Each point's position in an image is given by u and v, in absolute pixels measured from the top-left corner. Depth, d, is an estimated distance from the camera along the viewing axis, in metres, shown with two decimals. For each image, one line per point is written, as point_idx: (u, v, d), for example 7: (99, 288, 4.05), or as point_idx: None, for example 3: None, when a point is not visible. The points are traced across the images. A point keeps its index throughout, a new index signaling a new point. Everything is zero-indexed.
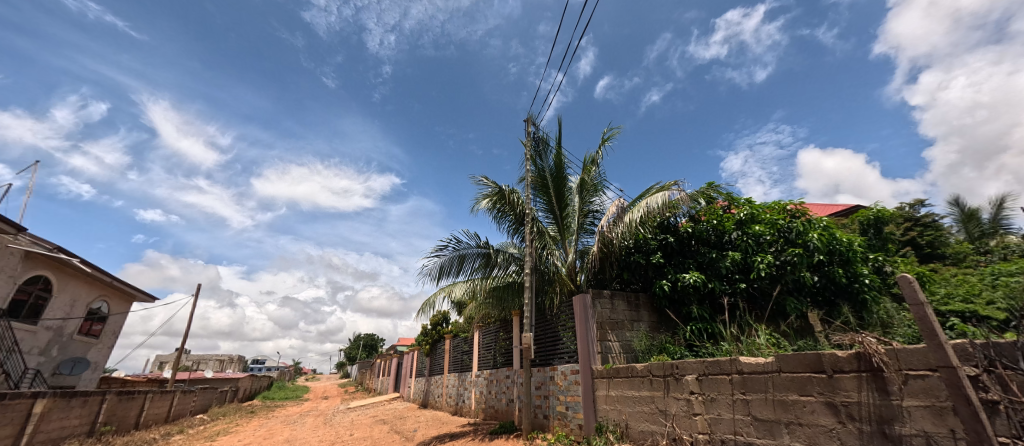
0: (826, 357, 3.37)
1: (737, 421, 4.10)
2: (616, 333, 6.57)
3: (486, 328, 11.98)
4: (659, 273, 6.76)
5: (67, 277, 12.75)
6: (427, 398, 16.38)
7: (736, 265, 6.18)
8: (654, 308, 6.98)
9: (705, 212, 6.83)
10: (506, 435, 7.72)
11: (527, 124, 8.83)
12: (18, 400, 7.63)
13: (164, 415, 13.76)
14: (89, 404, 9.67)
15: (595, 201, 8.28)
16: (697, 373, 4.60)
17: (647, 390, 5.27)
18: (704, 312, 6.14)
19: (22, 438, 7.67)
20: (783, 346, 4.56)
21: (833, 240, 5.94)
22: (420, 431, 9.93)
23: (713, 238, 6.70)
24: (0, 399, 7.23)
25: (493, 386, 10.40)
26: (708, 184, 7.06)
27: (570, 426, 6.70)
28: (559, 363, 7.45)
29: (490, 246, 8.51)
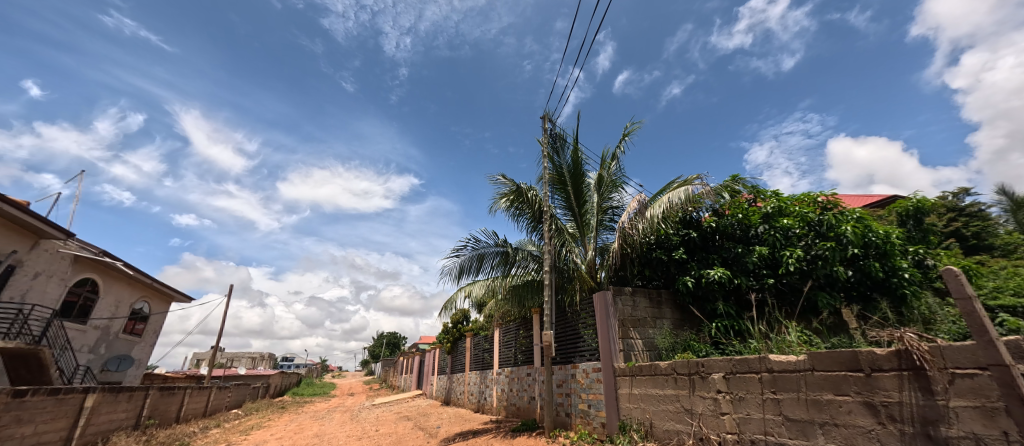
0: (863, 355, 3.21)
1: (767, 421, 3.97)
2: (638, 331, 6.46)
3: (506, 326, 12.00)
4: (682, 270, 6.62)
5: (111, 279, 13.47)
6: (449, 395, 16.56)
7: (764, 260, 5.97)
8: (677, 305, 6.84)
9: (729, 206, 6.64)
10: (529, 432, 7.72)
11: (544, 121, 8.79)
12: (71, 394, 8.09)
13: (201, 410, 14.36)
14: (134, 399, 10.19)
15: (614, 197, 8.15)
16: (723, 371, 4.48)
17: (672, 388, 5.16)
18: (730, 309, 5.95)
19: (76, 430, 8.14)
20: (815, 343, 4.37)
21: (869, 232, 5.64)
22: (443, 428, 10.03)
23: (738, 233, 6.51)
24: (56, 393, 7.71)
25: (515, 384, 10.41)
26: (732, 177, 6.85)
27: (592, 424, 6.63)
28: (580, 360, 7.39)
29: (509, 244, 8.51)
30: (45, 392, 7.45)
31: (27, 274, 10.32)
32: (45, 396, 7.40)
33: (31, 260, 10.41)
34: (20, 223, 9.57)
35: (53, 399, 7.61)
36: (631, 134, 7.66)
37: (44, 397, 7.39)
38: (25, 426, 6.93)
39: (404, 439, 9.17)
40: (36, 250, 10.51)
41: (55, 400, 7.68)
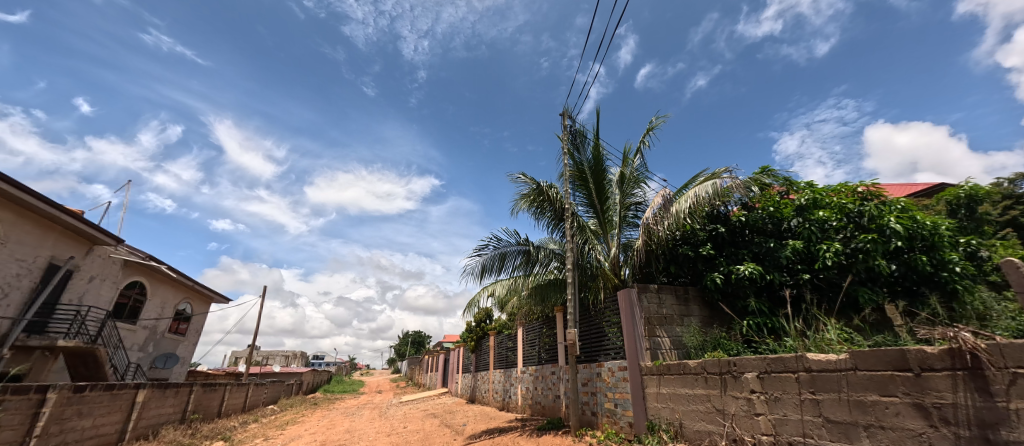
0: (911, 354, 3.03)
1: (806, 422, 3.80)
2: (665, 328, 6.31)
3: (529, 325, 11.98)
4: (710, 266, 6.42)
5: (157, 282, 14.22)
6: (474, 393, 16.67)
7: (798, 254, 5.72)
8: (705, 302, 6.64)
9: (759, 199, 6.40)
10: (554, 431, 7.68)
11: (564, 118, 8.70)
12: (124, 390, 8.60)
13: (240, 405, 14.99)
14: (180, 394, 10.74)
15: (637, 193, 8.00)
16: (757, 371, 4.32)
17: (702, 388, 5.02)
18: (762, 306, 5.72)
19: (129, 424, 8.63)
20: (857, 341, 4.15)
21: (915, 223, 5.30)
22: (469, 425, 10.10)
23: (769, 227, 6.27)
24: (110, 388, 8.19)
25: (539, 382, 10.37)
26: (761, 169, 6.58)
27: (619, 424, 6.53)
28: (605, 359, 7.29)
29: (530, 243, 8.48)
30: (102, 387, 7.93)
31: (84, 278, 11.00)
32: (101, 391, 7.88)
33: (86, 265, 11.09)
34: (76, 231, 10.22)
35: (108, 394, 8.09)
36: (655, 128, 7.48)
37: (101, 392, 7.86)
38: (85, 419, 7.39)
39: (431, 436, 9.28)
40: (91, 256, 11.19)
41: (110, 395, 8.16)
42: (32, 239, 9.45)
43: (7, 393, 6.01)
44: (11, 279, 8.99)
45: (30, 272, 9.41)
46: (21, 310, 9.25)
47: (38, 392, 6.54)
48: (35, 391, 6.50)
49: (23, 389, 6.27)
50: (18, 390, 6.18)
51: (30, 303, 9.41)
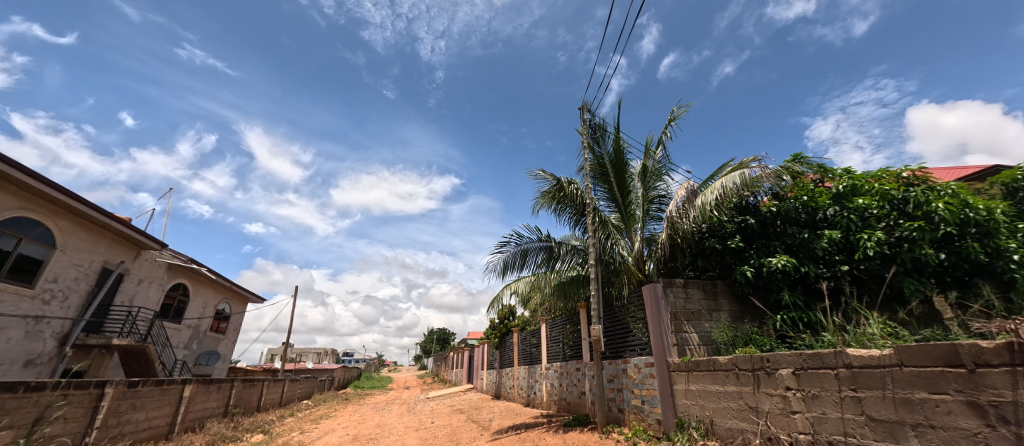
0: (964, 348, 2.83)
1: (847, 421, 3.63)
2: (693, 324, 6.15)
3: (553, 321, 11.92)
4: (740, 259, 6.19)
5: (199, 283, 14.92)
6: (499, 389, 16.77)
7: (836, 244, 5.45)
8: (735, 296, 6.42)
9: (791, 188, 6.13)
10: (580, 427, 7.63)
11: (583, 111, 8.57)
12: (173, 385, 9.04)
13: (277, 400, 15.61)
14: (223, 389, 11.25)
15: (660, 186, 7.80)
16: (793, 367, 4.15)
17: (734, 385, 4.87)
18: (797, 300, 5.48)
19: (177, 417, 9.09)
20: (903, 336, 3.92)
21: (968, 209, 4.93)
22: (495, 421, 10.16)
23: (803, 218, 5.99)
24: (161, 383, 8.63)
25: (564, 379, 10.32)
26: (793, 156, 6.28)
27: (647, 421, 6.41)
28: (631, 355, 7.17)
29: (552, 239, 8.43)
30: (152, 383, 8.38)
31: (134, 280, 11.65)
32: (152, 386, 8.32)
33: (136, 268, 11.72)
34: (125, 237, 10.80)
35: (159, 389, 8.54)
36: (677, 118, 7.27)
37: (152, 387, 8.31)
38: (138, 412, 7.84)
39: (458, 431, 9.38)
40: (139, 259, 11.82)
41: (161, 390, 8.61)
42: (87, 246, 10.05)
43: (71, 388, 6.43)
44: (70, 283, 9.62)
45: (87, 276, 10.04)
46: (79, 311, 9.90)
47: (98, 386, 6.95)
48: (95, 386, 6.91)
49: (84, 384, 6.68)
50: (78, 385, 6.58)
51: (88, 305, 10.05)
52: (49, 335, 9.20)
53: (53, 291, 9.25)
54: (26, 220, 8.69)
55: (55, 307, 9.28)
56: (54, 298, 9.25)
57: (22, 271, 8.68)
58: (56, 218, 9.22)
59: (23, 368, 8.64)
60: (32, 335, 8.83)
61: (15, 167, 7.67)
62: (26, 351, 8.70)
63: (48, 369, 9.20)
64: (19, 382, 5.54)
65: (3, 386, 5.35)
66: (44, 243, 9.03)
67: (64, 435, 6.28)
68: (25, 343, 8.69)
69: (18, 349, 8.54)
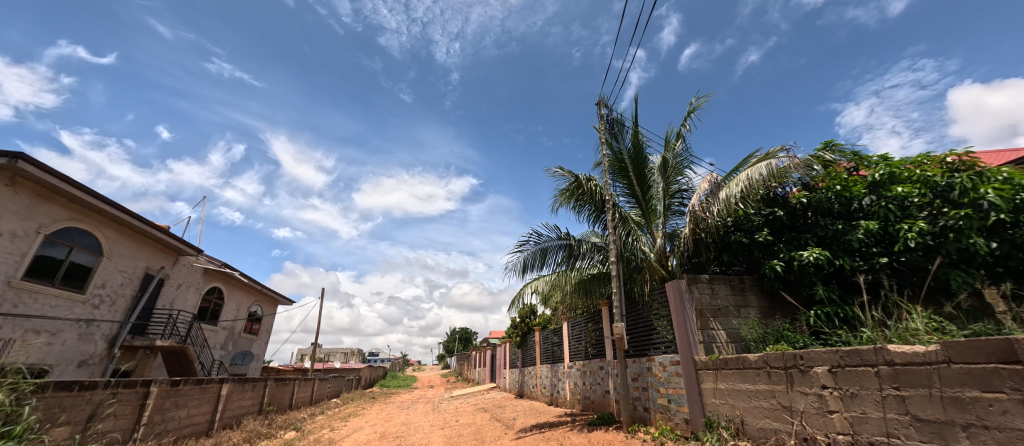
0: (1020, 344, 2.63)
1: (889, 421, 3.44)
2: (720, 321, 5.97)
3: (574, 319, 11.83)
4: (768, 253, 5.97)
5: (233, 286, 15.49)
6: (522, 388, 16.77)
7: (872, 236, 5.18)
8: (765, 292, 6.20)
9: (823, 178, 5.86)
10: (605, 427, 7.53)
11: (600, 107, 8.45)
12: (211, 384, 9.38)
13: (308, 398, 16.07)
14: (257, 388, 11.63)
15: (681, 180, 7.60)
16: (828, 364, 3.96)
17: (765, 383, 4.69)
18: (832, 294, 5.23)
19: (216, 414, 9.46)
20: (950, 332, 3.68)
21: (1021, 194, 4.57)
22: (519, 420, 10.16)
23: (836, 208, 5.72)
24: (200, 382, 8.96)
25: (587, 377, 10.22)
26: (825, 144, 5.99)
27: (674, 421, 6.25)
28: (655, 353, 7.03)
29: (572, 237, 8.35)
30: (193, 381, 8.72)
31: (173, 285, 12.18)
32: (193, 385, 8.66)
33: (175, 273, 12.24)
34: (165, 244, 11.30)
35: (199, 388, 8.88)
36: (697, 110, 7.06)
37: (192, 386, 8.65)
38: (180, 410, 8.18)
39: (483, 429, 9.41)
40: (178, 264, 12.34)
41: (200, 389, 8.94)
42: (130, 252, 10.56)
43: (119, 386, 6.77)
44: (117, 288, 10.13)
45: (131, 281, 10.55)
46: (125, 315, 10.41)
47: (143, 385, 7.29)
48: (141, 384, 7.24)
49: (131, 382, 7.02)
50: (126, 383, 6.91)
51: (132, 308, 10.57)
52: (100, 337, 9.72)
53: (102, 295, 9.75)
54: (76, 230, 9.17)
55: (104, 311, 9.79)
56: (103, 302, 9.76)
57: (73, 278, 9.18)
58: (101, 227, 9.70)
59: (78, 368, 9.16)
60: (84, 337, 9.35)
61: (63, 180, 8.12)
62: (79, 352, 9.22)
63: (100, 369, 9.73)
64: (74, 381, 5.84)
65: (59, 384, 5.65)
66: (92, 251, 9.53)
67: (115, 431, 6.62)
68: (78, 344, 9.21)
69: (72, 350, 9.05)
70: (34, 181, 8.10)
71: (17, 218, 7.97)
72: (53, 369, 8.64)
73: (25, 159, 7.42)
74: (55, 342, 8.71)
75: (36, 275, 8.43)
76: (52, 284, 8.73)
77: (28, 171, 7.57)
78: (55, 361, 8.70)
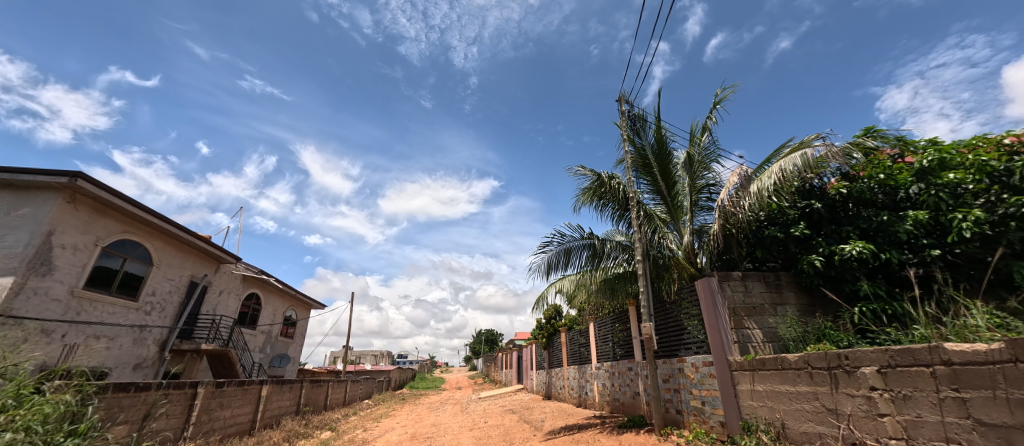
0: None
1: (948, 425, 3.19)
2: (755, 320, 5.73)
3: (601, 319, 11.65)
4: (806, 247, 5.69)
5: (270, 292, 16.10)
6: (550, 390, 16.65)
7: (922, 226, 4.85)
8: (803, 288, 5.90)
9: (863, 166, 5.52)
10: (637, 429, 7.36)
11: (621, 103, 8.30)
12: (252, 385, 9.76)
13: (341, 399, 16.52)
14: (294, 389, 12.02)
15: (708, 175, 7.35)
16: (876, 365, 3.72)
17: (807, 385, 4.46)
18: (878, 290, 4.92)
19: (257, 414, 9.82)
20: (1016, 328, 3.37)
21: None
22: (548, 422, 10.07)
23: (880, 198, 5.39)
24: (242, 383, 9.33)
25: (616, 379, 10.03)
26: (865, 130, 5.64)
27: (709, 423, 6.03)
28: (686, 354, 6.81)
29: (596, 236, 8.22)
30: (235, 383, 9.08)
31: (216, 291, 12.77)
32: (236, 386, 9.03)
33: (217, 280, 12.83)
34: (207, 252, 11.85)
35: (241, 389, 9.25)
36: (723, 101, 6.82)
37: (235, 387, 9.00)
38: (224, 410, 8.54)
39: (512, 431, 9.38)
40: (220, 272, 12.91)
41: (242, 389, 9.31)
42: (177, 261, 11.13)
43: (170, 388, 7.13)
44: (165, 295, 10.70)
45: (178, 289, 11.12)
46: (174, 320, 10.98)
47: (191, 386, 7.64)
48: (189, 385, 7.61)
49: (181, 384, 7.38)
50: (176, 385, 7.27)
51: (180, 314, 11.13)
52: (152, 341, 10.28)
53: (153, 302, 10.32)
54: (129, 241, 9.73)
55: (155, 317, 10.36)
56: (153, 309, 10.32)
57: (128, 287, 9.74)
58: (150, 239, 10.26)
59: (133, 370, 9.75)
60: (138, 341, 9.92)
61: (116, 196, 8.65)
62: (134, 356, 9.79)
63: (153, 371, 10.31)
64: (130, 383, 6.19)
65: (117, 386, 5.99)
66: (143, 261, 10.09)
67: (167, 429, 6.97)
68: (133, 348, 9.78)
69: (128, 354, 9.63)
70: (90, 197, 8.65)
71: (77, 232, 8.54)
72: (112, 371, 9.21)
73: (83, 178, 7.95)
74: (114, 346, 9.29)
75: (96, 284, 8.99)
76: (109, 292, 9.30)
77: (85, 188, 8.10)
78: (113, 364, 9.27)
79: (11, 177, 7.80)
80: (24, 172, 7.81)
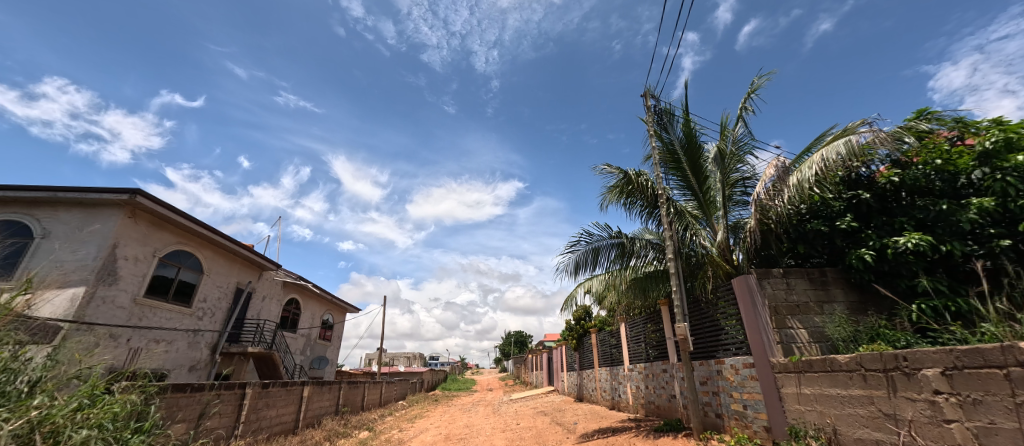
0: None
1: None
2: (800, 319, 5.42)
3: (632, 320, 11.40)
4: (854, 241, 5.34)
5: (308, 297, 16.72)
6: (581, 392, 16.40)
7: (987, 215, 4.44)
8: (852, 285, 5.54)
9: (917, 151, 5.10)
10: (674, 433, 7.10)
11: (646, 98, 8.08)
12: (295, 386, 10.14)
13: (377, 400, 16.92)
14: (333, 390, 12.40)
15: (743, 168, 7.03)
16: (941, 367, 3.41)
17: (860, 388, 4.16)
18: (939, 285, 4.54)
19: (300, 414, 10.19)
20: None
21: None
22: (581, 424, 9.91)
23: (938, 186, 4.96)
24: (285, 384, 9.69)
25: (650, 381, 9.75)
26: (917, 112, 5.22)
27: (752, 428, 5.74)
28: (724, 355, 6.53)
29: (624, 235, 8.02)
30: (279, 384, 9.44)
31: (259, 297, 13.37)
32: (280, 387, 9.39)
33: (260, 286, 13.44)
34: (251, 260, 12.43)
35: (285, 390, 9.62)
36: (757, 90, 6.51)
37: (279, 388, 9.36)
38: (270, 410, 8.90)
39: (544, 433, 9.28)
40: (263, 278, 13.52)
41: (286, 390, 9.68)
42: (225, 269, 11.73)
43: (222, 388, 7.48)
44: (215, 301, 11.29)
45: (226, 295, 11.72)
46: (224, 324, 11.58)
47: (240, 387, 8.00)
48: (239, 386, 7.97)
49: (231, 385, 7.75)
50: (227, 386, 7.65)
51: (228, 319, 11.73)
52: (204, 344, 10.88)
53: (204, 308, 10.92)
54: (182, 251, 10.34)
55: (206, 322, 10.96)
56: (205, 314, 10.92)
57: (183, 294, 10.34)
58: (201, 249, 10.87)
59: (189, 372, 10.34)
60: (192, 345, 10.53)
61: (171, 210, 9.23)
62: (189, 358, 10.39)
63: (206, 373, 10.91)
64: (187, 383, 6.55)
65: (176, 386, 6.36)
66: (195, 269, 10.69)
67: (220, 427, 7.33)
68: (188, 351, 10.38)
69: (184, 357, 10.22)
70: (148, 211, 9.26)
71: (138, 244, 9.14)
72: (170, 373, 9.80)
73: (142, 194, 8.53)
74: (171, 349, 9.89)
75: (155, 292, 9.59)
76: (166, 300, 9.88)
77: (144, 204, 8.70)
78: (172, 366, 9.86)
79: (81, 195, 8.45)
80: (91, 191, 8.46)
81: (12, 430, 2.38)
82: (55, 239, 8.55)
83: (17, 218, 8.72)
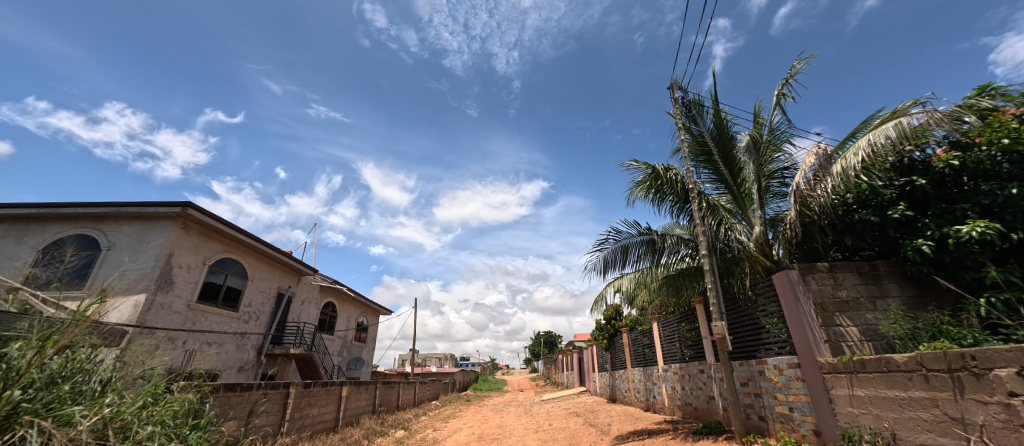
0: None
1: None
2: (850, 316, 5.10)
3: (666, 319, 11.09)
4: (909, 231, 4.98)
5: (343, 300, 17.27)
6: (614, 393, 16.10)
7: None
8: (909, 278, 5.16)
9: (980, 130, 4.66)
10: (714, 436, 6.85)
11: (674, 90, 7.84)
12: (334, 385, 10.48)
13: (412, 400, 17.27)
14: (369, 390, 12.74)
15: (781, 157, 6.70)
16: (1015, 367, 3.11)
17: (923, 390, 3.85)
18: (1011, 276, 4.15)
19: (339, 413, 10.51)
20: None
21: None
22: (615, 426, 9.74)
23: (1006, 169, 4.54)
24: (325, 384, 10.02)
25: (687, 381, 9.45)
26: (979, 88, 4.81)
27: (799, 432, 5.44)
28: (766, 355, 6.24)
29: (654, 232, 7.81)
30: (320, 384, 9.78)
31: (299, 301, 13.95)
32: (320, 387, 9.72)
33: (300, 290, 14.02)
34: (290, 265, 12.97)
35: (325, 389, 9.95)
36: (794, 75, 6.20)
37: (320, 387, 9.70)
38: (312, 408, 9.24)
39: (577, 435, 9.19)
40: (301, 283, 14.09)
41: (326, 390, 10.01)
42: (267, 274, 12.31)
43: (268, 388, 7.82)
44: (259, 306, 11.87)
45: (269, 300, 12.30)
46: (267, 327, 12.15)
47: (285, 386, 8.34)
48: (283, 386, 8.31)
49: (276, 384, 8.09)
50: (272, 385, 7.98)
51: (272, 322, 12.30)
52: (251, 346, 11.45)
53: (250, 312, 11.50)
54: (229, 259, 10.93)
55: (252, 325, 11.53)
56: (250, 318, 11.50)
57: (231, 299, 10.93)
58: (245, 256, 11.44)
59: (238, 372, 10.92)
60: (240, 347, 11.10)
61: (218, 220, 9.78)
62: (238, 359, 10.97)
63: (253, 373, 11.48)
64: (236, 383, 6.87)
65: (227, 386, 6.70)
66: (241, 275, 11.28)
67: (267, 425, 7.69)
68: (237, 353, 10.96)
69: (233, 358, 10.79)
70: (199, 222, 9.85)
71: (190, 253, 9.72)
72: (222, 373, 10.37)
73: (192, 206, 9.07)
74: (221, 351, 10.47)
75: (206, 298, 10.18)
76: (216, 305, 10.45)
77: (194, 215, 9.27)
78: (223, 367, 10.43)
79: (140, 209, 9.10)
80: (149, 204, 9.12)
81: (89, 425, 2.56)
82: (119, 251, 9.22)
83: (85, 231, 9.48)
